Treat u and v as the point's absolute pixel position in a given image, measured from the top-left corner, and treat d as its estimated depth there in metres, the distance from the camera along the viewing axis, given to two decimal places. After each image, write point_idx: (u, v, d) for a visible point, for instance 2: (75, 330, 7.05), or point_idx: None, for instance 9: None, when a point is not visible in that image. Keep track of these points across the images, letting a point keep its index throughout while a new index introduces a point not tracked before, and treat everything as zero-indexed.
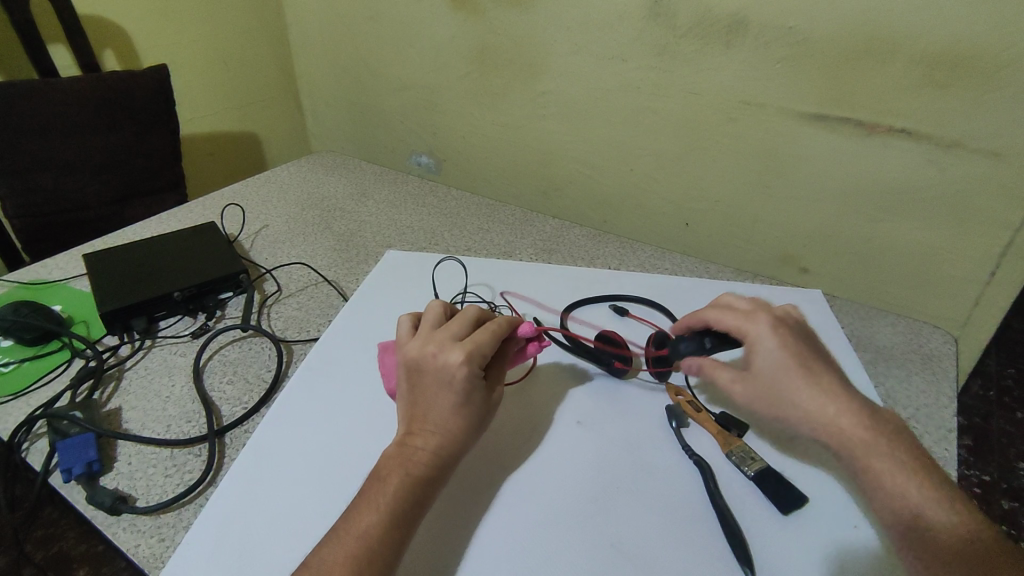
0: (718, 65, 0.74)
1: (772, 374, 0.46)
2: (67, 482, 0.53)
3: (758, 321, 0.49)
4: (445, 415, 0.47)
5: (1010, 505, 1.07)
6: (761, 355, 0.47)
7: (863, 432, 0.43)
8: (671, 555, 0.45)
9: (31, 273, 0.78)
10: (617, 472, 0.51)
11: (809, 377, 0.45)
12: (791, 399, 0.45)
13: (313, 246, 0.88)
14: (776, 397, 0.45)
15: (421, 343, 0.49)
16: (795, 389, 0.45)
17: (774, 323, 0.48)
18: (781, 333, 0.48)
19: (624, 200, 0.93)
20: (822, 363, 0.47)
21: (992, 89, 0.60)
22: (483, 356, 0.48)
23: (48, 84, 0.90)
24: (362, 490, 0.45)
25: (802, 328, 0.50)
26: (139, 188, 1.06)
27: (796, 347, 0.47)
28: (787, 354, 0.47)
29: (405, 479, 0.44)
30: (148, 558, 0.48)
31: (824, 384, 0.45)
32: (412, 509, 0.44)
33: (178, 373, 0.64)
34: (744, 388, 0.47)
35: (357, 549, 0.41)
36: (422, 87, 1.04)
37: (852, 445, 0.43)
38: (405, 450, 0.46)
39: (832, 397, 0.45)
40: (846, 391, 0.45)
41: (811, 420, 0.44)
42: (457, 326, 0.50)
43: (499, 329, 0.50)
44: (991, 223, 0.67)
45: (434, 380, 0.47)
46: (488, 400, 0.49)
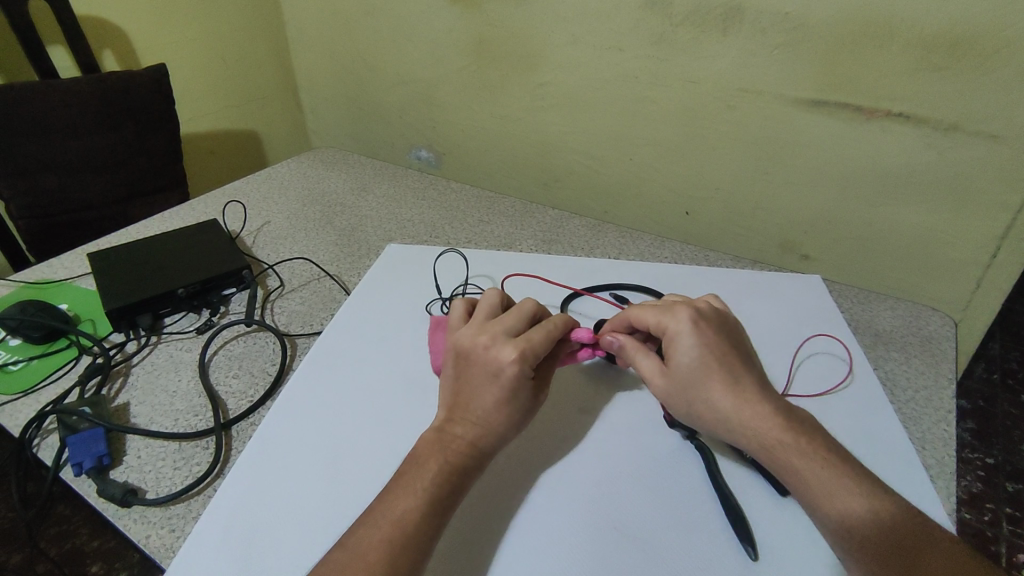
0: (716, 53, 0.74)
1: (687, 371, 0.47)
2: (78, 476, 0.54)
3: (679, 316, 0.49)
4: (488, 408, 0.47)
5: (1014, 487, 1.09)
6: (678, 353, 0.48)
7: (780, 435, 0.44)
8: (672, 538, 0.46)
9: (37, 273, 0.79)
10: (616, 456, 0.52)
11: (726, 377, 0.47)
12: (705, 394, 0.47)
13: (314, 242, 0.88)
14: (690, 391, 0.47)
15: (475, 332, 0.50)
16: (709, 384, 0.47)
17: (694, 319, 0.49)
18: (700, 331, 0.48)
19: (623, 190, 0.93)
20: (740, 362, 0.48)
21: (990, 71, 0.60)
22: (535, 357, 0.49)
23: (48, 85, 0.91)
24: (398, 474, 0.46)
25: (725, 323, 0.50)
26: (141, 187, 1.07)
27: (714, 346, 0.48)
28: (705, 352, 0.48)
29: (442, 465, 0.45)
30: (159, 548, 0.48)
31: (741, 384, 0.47)
32: (448, 496, 0.45)
33: (185, 368, 0.65)
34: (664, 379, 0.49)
35: (393, 532, 0.42)
36: (421, 81, 1.04)
37: (769, 447, 0.44)
38: (444, 435, 0.47)
39: (747, 397, 0.46)
40: (766, 392, 0.47)
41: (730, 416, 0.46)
42: (512, 319, 0.51)
43: (553, 329, 0.51)
44: (991, 206, 0.67)
45: (481, 372, 0.48)
46: (533, 400, 0.50)
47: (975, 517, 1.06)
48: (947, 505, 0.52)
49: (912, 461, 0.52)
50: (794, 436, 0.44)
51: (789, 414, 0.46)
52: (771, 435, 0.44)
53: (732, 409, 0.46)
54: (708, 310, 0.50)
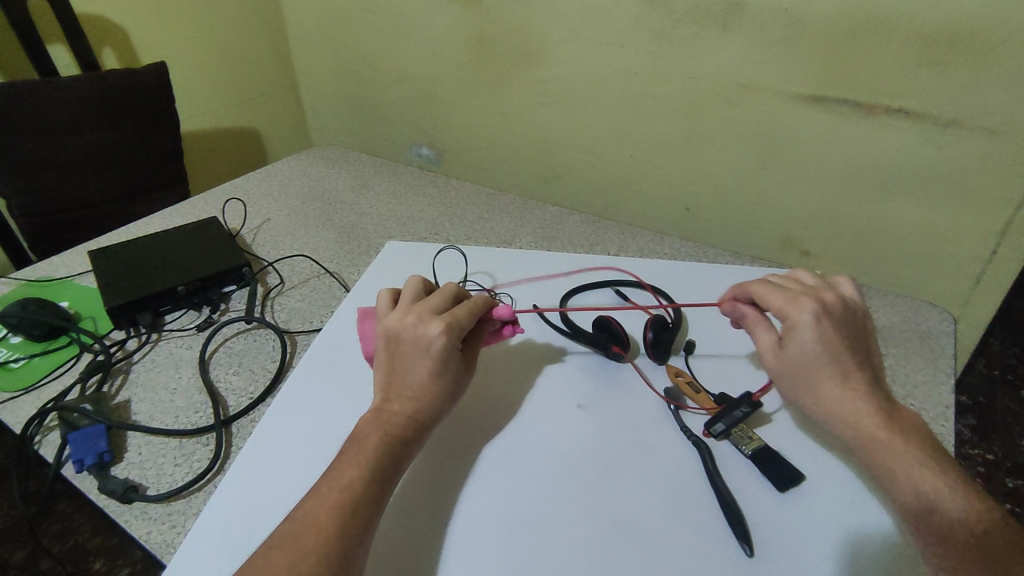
0: (716, 49, 0.73)
1: (801, 362, 0.47)
2: (79, 472, 0.54)
3: (802, 309, 0.48)
4: (422, 382, 0.48)
5: (1014, 483, 1.09)
6: (797, 341, 0.48)
7: (882, 435, 0.44)
8: (669, 532, 0.46)
9: (37, 271, 0.79)
10: (614, 451, 0.52)
11: (838, 372, 0.46)
12: (814, 386, 0.46)
13: (314, 239, 0.89)
14: (800, 380, 0.47)
15: (401, 315, 0.50)
16: (819, 377, 0.46)
17: (817, 314, 0.48)
18: (823, 325, 0.47)
19: (623, 187, 0.93)
20: (857, 360, 0.47)
21: (990, 66, 0.60)
22: (461, 329, 0.50)
23: (48, 84, 0.91)
24: (341, 450, 0.46)
25: (850, 318, 0.49)
26: (142, 184, 1.07)
27: (835, 342, 0.47)
28: (825, 344, 0.47)
29: (384, 439, 0.46)
30: (160, 544, 0.49)
31: (853, 380, 0.46)
32: (391, 470, 0.45)
33: (185, 365, 0.65)
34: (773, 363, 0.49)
35: (342, 500, 0.42)
36: (421, 79, 1.04)
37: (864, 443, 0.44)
38: (382, 413, 0.47)
39: (857, 393, 0.45)
40: (876, 391, 0.46)
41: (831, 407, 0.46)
42: (435, 300, 0.51)
43: (475, 306, 0.52)
44: (991, 202, 0.67)
45: (412, 349, 0.49)
46: (463, 372, 0.51)
47: None
48: None
49: None
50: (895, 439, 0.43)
51: (900, 419, 0.45)
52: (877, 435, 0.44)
53: (837, 403, 0.45)
54: (834, 304, 0.49)
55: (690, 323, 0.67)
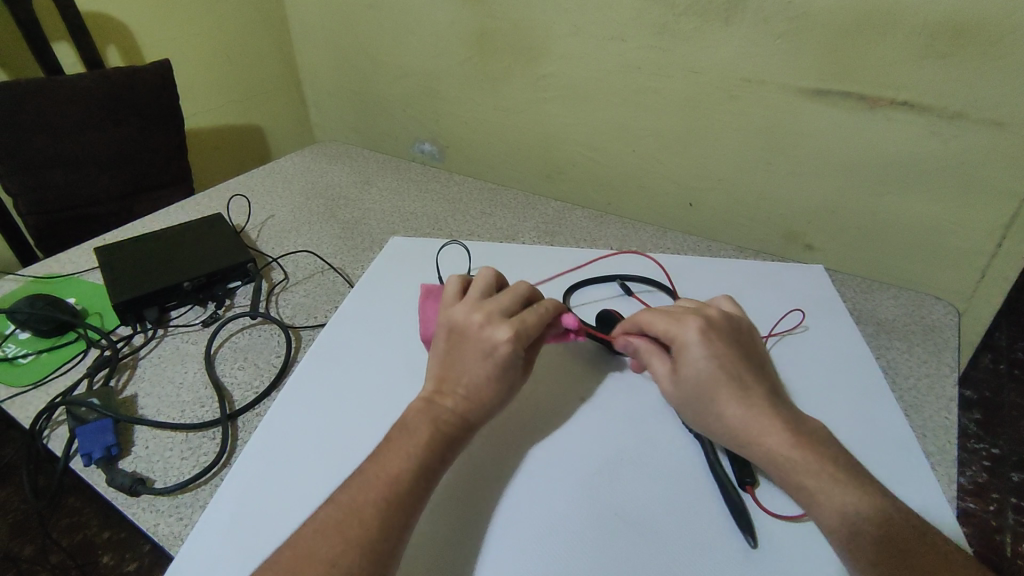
0: (719, 43, 0.73)
1: (698, 381, 0.48)
2: (87, 466, 0.54)
3: (687, 327, 0.50)
4: (478, 383, 0.49)
5: (1020, 478, 1.09)
6: (688, 363, 0.49)
7: (794, 453, 0.44)
8: (673, 523, 0.46)
9: (45, 267, 0.80)
10: (617, 443, 0.53)
11: (733, 385, 0.47)
12: (715, 403, 0.47)
13: (318, 235, 0.89)
14: (701, 400, 0.48)
15: (469, 309, 0.52)
16: (718, 399, 0.47)
17: (702, 331, 0.49)
18: (709, 343, 0.49)
19: (627, 181, 0.93)
20: (748, 369, 0.49)
21: (994, 58, 0.60)
22: (526, 337, 0.51)
23: (53, 82, 0.92)
24: (387, 438, 0.47)
25: (734, 333, 0.51)
26: (148, 182, 1.08)
27: (724, 355, 0.49)
28: (716, 361, 0.48)
29: (432, 434, 0.47)
30: (167, 536, 0.49)
31: (748, 390, 0.47)
32: (434, 464, 0.46)
33: (191, 360, 0.66)
34: (673, 386, 0.50)
35: (386, 491, 0.43)
36: (424, 75, 1.04)
37: (773, 459, 0.45)
38: (434, 406, 0.49)
39: (756, 405, 0.47)
40: (774, 404, 0.47)
41: (735, 429, 0.46)
42: (506, 300, 0.52)
43: (544, 313, 0.53)
44: (996, 194, 0.67)
45: (475, 350, 0.50)
46: (520, 377, 0.52)
47: (980, 507, 1.06)
48: (947, 493, 0.52)
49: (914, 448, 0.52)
50: (800, 451, 0.44)
51: (797, 425, 0.46)
52: (778, 446, 0.45)
53: (737, 417, 0.46)
54: (715, 321, 0.51)
55: None
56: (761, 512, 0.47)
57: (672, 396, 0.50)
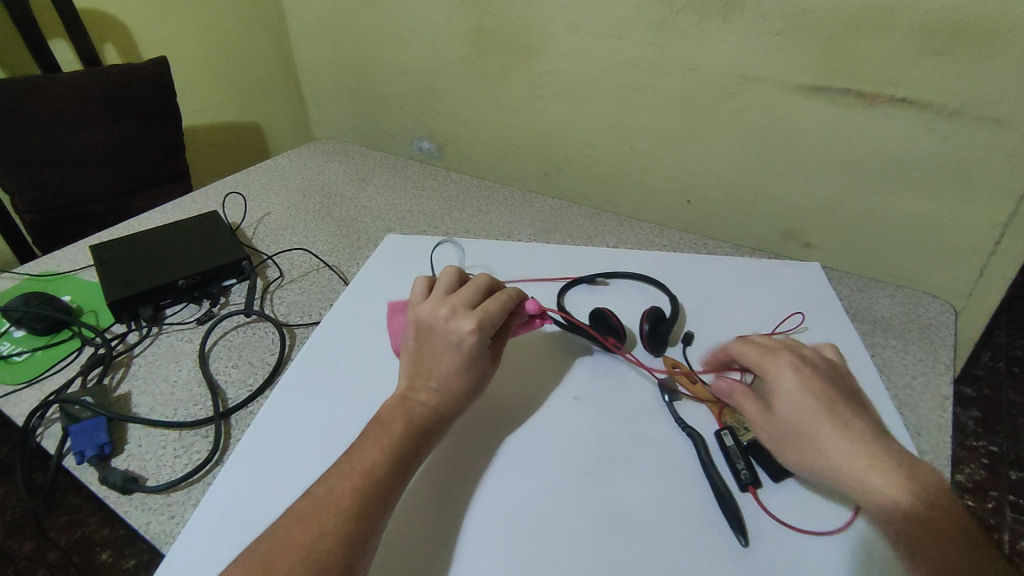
0: (717, 39, 0.73)
1: (794, 419, 0.44)
2: (80, 464, 0.55)
3: (781, 362, 0.47)
4: (448, 375, 0.49)
5: (1018, 476, 1.09)
6: (781, 398, 0.45)
7: (904, 494, 0.39)
8: (666, 522, 0.46)
9: (41, 265, 0.80)
10: (610, 442, 0.52)
11: (837, 423, 0.43)
12: (816, 442, 0.43)
13: (314, 232, 0.89)
14: (798, 438, 0.44)
15: (434, 305, 0.52)
16: (816, 436, 0.43)
17: (795, 364, 0.46)
18: (806, 379, 0.45)
19: (624, 178, 0.93)
20: (851, 407, 0.44)
21: (992, 54, 0.59)
22: (492, 327, 0.51)
23: (49, 79, 0.91)
24: (363, 433, 0.47)
25: (831, 370, 0.47)
26: (145, 179, 1.08)
27: (823, 390, 0.45)
28: (811, 396, 0.44)
29: (407, 428, 0.47)
30: (159, 534, 0.49)
31: (855, 432, 0.42)
32: (410, 456, 0.46)
33: (185, 358, 0.66)
34: (766, 427, 0.46)
35: (362, 481, 0.43)
36: (422, 72, 1.04)
37: (876, 498, 0.40)
38: (407, 402, 0.48)
39: (859, 442, 0.42)
40: (881, 440, 0.42)
41: (835, 469, 0.42)
42: (469, 293, 0.52)
43: (507, 301, 0.53)
44: (995, 192, 0.67)
45: (443, 343, 0.50)
46: (490, 366, 0.52)
47: (977, 504, 1.06)
48: None
49: (909, 447, 0.52)
50: (908, 491, 0.39)
51: (914, 471, 0.40)
52: (891, 490, 0.39)
53: (844, 459, 0.41)
54: (812, 357, 0.48)
55: (687, 314, 0.66)
56: (754, 510, 0.47)
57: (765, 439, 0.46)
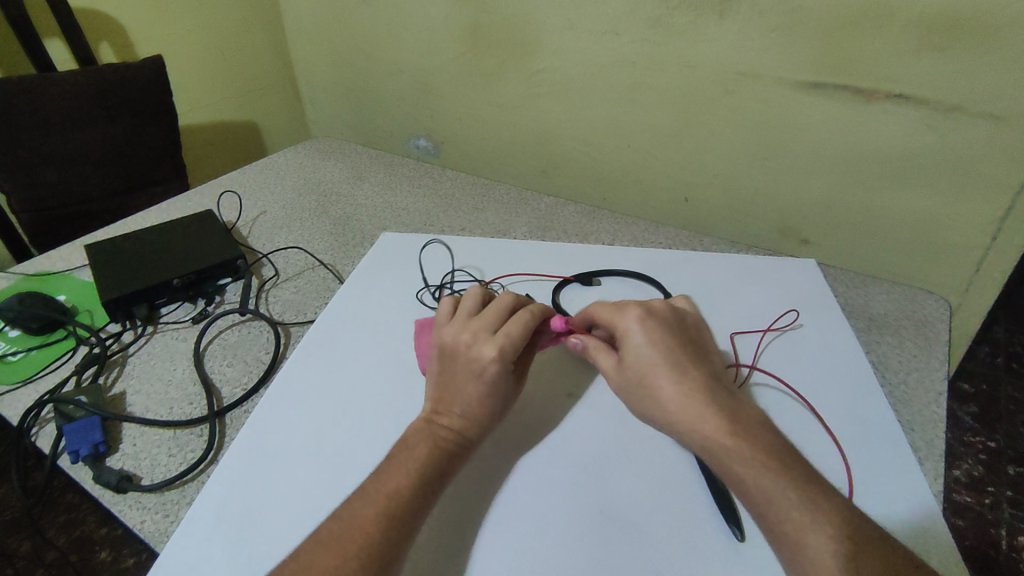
0: (713, 36, 0.73)
1: (637, 368, 0.49)
2: (75, 463, 0.55)
3: (628, 315, 0.52)
4: (471, 401, 0.50)
5: (1016, 472, 1.09)
6: (628, 349, 0.50)
7: (731, 442, 0.44)
8: (659, 520, 0.46)
9: (36, 264, 0.80)
10: (604, 440, 0.52)
11: (672, 370, 0.48)
12: (652, 388, 0.48)
13: (310, 231, 0.89)
14: (641, 385, 0.49)
15: (458, 329, 0.52)
16: (656, 384, 0.48)
17: (640, 316, 0.51)
18: (650, 331, 0.50)
19: (620, 176, 0.93)
20: (689, 357, 0.49)
21: (988, 50, 0.59)
22: (514, 352, 0.51)
23: (44, 79, 0.91)
24: (389, 456, 0.47)
25: (678, 323, 0.52)
26: (141, 178, 1.08)
27: (664, 342, 0.50)
28: (653, 346, 0.49)
29: (432, 451, 0.47)
30: (153, 533, 0.50)
31: (688, 377, 0.48)
32: (435, 480, 0.46)
33: (180, 357, 0.66)
34: (616, 375, 0.51)
35: (387, 505, 0.43)
36: (419, 70, 1.04)
37: (710, 446, 0.44)
38: (432, 426, 0.49)
39: (691, 389, 0.47)
40: (711, 387, 0.47)
41: (672, 417, 0.47)
42: (493, 316, 0.53)
43: (531, 321, 0.53)
44: (992, 188, 0.66)
45: (466, 370, 0.50)
46: (513, 391, 0.52)
47: (975, 500, 1.06)
48: (935, 487, 0.52)
49: (903, 443, 0.52)
50: (732, 438, 0.44)
51: (734, 410, 0.46)
52: (709, 426, 0.45)
53: (674, 401, 0.47)
54: (659, 309, 0.53)
55: None
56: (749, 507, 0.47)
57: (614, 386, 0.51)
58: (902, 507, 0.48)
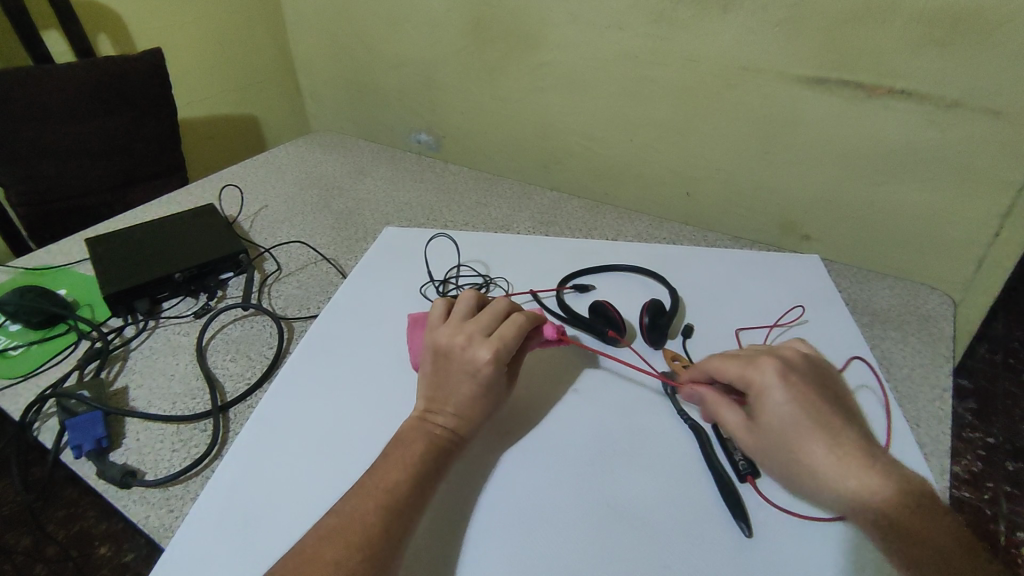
0: (716, 30, 0.72)
1: (781, 432, 0.44)
2: (78, 458, 0.54)
3: (765, 369, 0.46)
4: (464, 401, 0.49)
5: (1015, 467, 1.09)
6: (769, 410, 0.45)
7: (910, 516, 0.38)
8: (666, 515, 0.46)
9: (35, 259, 0.80)
10: (610, 435, 0.52)
11: (821, 428, 0.43)
12: (803, 454, 0.43)
13: (312, 225, 0.88)
14: (786, 451, 0.44)
15: (452, 332, 0.51)
16: (807, 451, 0.42)
17: (781, 371, 0.45)
18: (792, 386, 0.45)
19: (622, 171, 0.93)
20: (839, 416, 0.44)
21: (992, 45, 0.59)
22: (509, 353, 0.50)
23: (42, 71, 0.90)
24: (384, 453, 0.47)
25: (816, 374, 0.47)
26: (140, 172, 1.07)
27: (808, 398, 0.44)
28: (799, 406, 0.44)
29: (427, 448, 0.47)
30: (158, 528, 0.49)
31: (840, 437, 0.42)
32: (432, 474, 0.46)
33: (183, 352, 0.65)
34: (752, 436, 0.46)
35: (385, 499, 0.43)
36: (419, 64, 1.03)
37: (878, 518, 0.39)
38: (426, 424, 0.49)
39: (849, 457, 0.41)
40: (871, 452, 0.42)
41: (828, 486, 0.41)
42: (486, 318, 0.52)
43: (524, 325, 0.52)
44: (995, 184, 0.66)
45: (460, 371, 0.50)
46: (504, 390, 0.52)
47: (973, 495, 1.07)
48: (939, 482, 0.52)
49: (908, 439, 0.52)
50: (911, 510, 0.39)
51: (901, 477, 0.40)
52: (877, 495, 0.39)
53: (830, 468, 0.41)
54: (796, 361, 0.47)
55: (687, 307, 0.66)
56: (757, 502, 0.47)
57: (752, 448, 0.46)
58: None
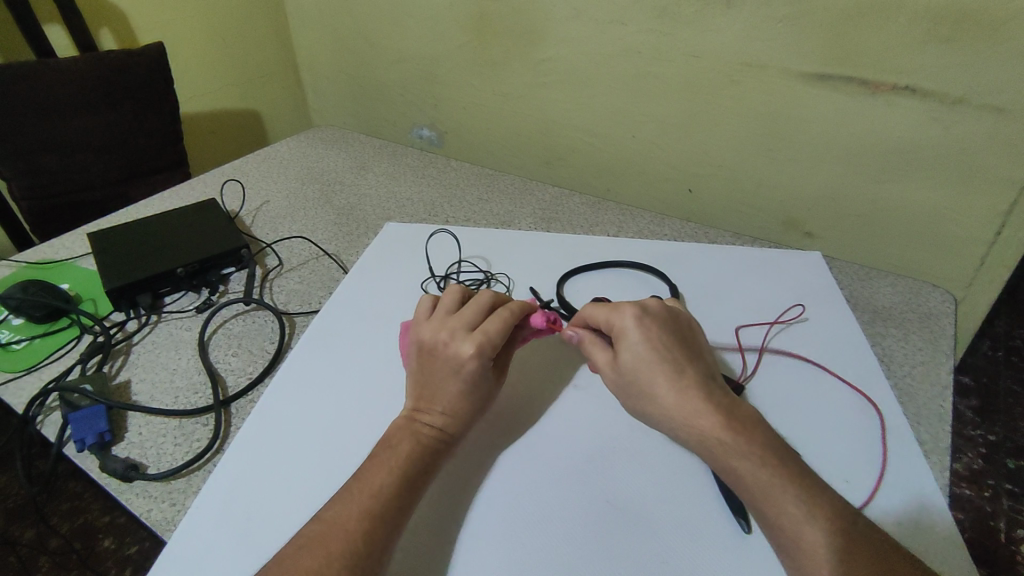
0: (719, 26, 0.72)
1: (633, 367, 0.48)
2: (81, 451, 0.55)
3: (624, 313, 0.50)
4: (452, 399, 0.49)
5: (1015, 465, 1.09)
6: (625, 347, 0.49)
7: (727, 438, 0.44)
8: (665, 511, 0.46)
9: (39, 253, 0.80)
10: (611, 431, 0.52)
11: (671, 371, 0.47)
12: (650, 387, 0.47)
13: (313, 220, 0.89)
14: (636, 385, 0.48)
15: (435, 328, 0.52)
16: (655, 383, 0.47)
17: (637, 315, 0.49)
18: (645, 326, 0.49)
19: (624, 167, 0.92)
20: (685, 353, 0.49)
21: (998, 42, 0.59)
22: (493, 348, 0.50)
23: (45, 66, 0.90)
24: (371, 456, 0.47)
25: (671, 317, 0.51)
26: (143, 166, 1.07)
27: (660, 338, 0.49)
28: (650, 345, 0.48)
29: (414, 448, 0.47)
30: (160, 522, 0.50)
31: (685, 378, 0.47)
32: (420, 474, 0.46)
33: (185, 347, 0.66)
34: (612, 372, 0.50)
35: (370, 504, 0.43)
36: (421, 59, 1.03)
37: (704, 443, 0.45)
38: (413, 424, 0.49)
39: (690, 391, 0.46)
40: (708, 387, 0.47)
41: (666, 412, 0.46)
42: (470, 313, 0.52)
43: (509, 318, 0.52)
44: (998, 182, 0.66)
45: (445, 368, 0.50)
46: (493, 386, 0.52)
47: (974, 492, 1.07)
48: (941, 481, 0.52)
49: (907, 435, 0.52)
50: (730, 434, 0.44)
51: (731, 409, 0.46)
52: (711, 422, 0.45)
53: (675, 401, 0.46)
54: (655, 307, 0.51)
55: (687, 303, 0.66)
56: None
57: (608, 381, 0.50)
58: (901, 498, 0.48)
